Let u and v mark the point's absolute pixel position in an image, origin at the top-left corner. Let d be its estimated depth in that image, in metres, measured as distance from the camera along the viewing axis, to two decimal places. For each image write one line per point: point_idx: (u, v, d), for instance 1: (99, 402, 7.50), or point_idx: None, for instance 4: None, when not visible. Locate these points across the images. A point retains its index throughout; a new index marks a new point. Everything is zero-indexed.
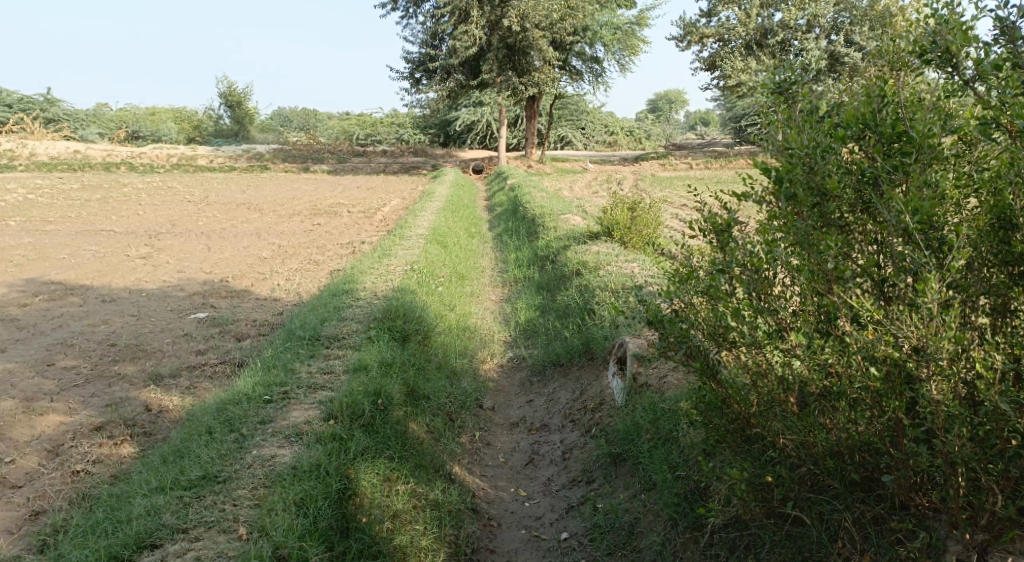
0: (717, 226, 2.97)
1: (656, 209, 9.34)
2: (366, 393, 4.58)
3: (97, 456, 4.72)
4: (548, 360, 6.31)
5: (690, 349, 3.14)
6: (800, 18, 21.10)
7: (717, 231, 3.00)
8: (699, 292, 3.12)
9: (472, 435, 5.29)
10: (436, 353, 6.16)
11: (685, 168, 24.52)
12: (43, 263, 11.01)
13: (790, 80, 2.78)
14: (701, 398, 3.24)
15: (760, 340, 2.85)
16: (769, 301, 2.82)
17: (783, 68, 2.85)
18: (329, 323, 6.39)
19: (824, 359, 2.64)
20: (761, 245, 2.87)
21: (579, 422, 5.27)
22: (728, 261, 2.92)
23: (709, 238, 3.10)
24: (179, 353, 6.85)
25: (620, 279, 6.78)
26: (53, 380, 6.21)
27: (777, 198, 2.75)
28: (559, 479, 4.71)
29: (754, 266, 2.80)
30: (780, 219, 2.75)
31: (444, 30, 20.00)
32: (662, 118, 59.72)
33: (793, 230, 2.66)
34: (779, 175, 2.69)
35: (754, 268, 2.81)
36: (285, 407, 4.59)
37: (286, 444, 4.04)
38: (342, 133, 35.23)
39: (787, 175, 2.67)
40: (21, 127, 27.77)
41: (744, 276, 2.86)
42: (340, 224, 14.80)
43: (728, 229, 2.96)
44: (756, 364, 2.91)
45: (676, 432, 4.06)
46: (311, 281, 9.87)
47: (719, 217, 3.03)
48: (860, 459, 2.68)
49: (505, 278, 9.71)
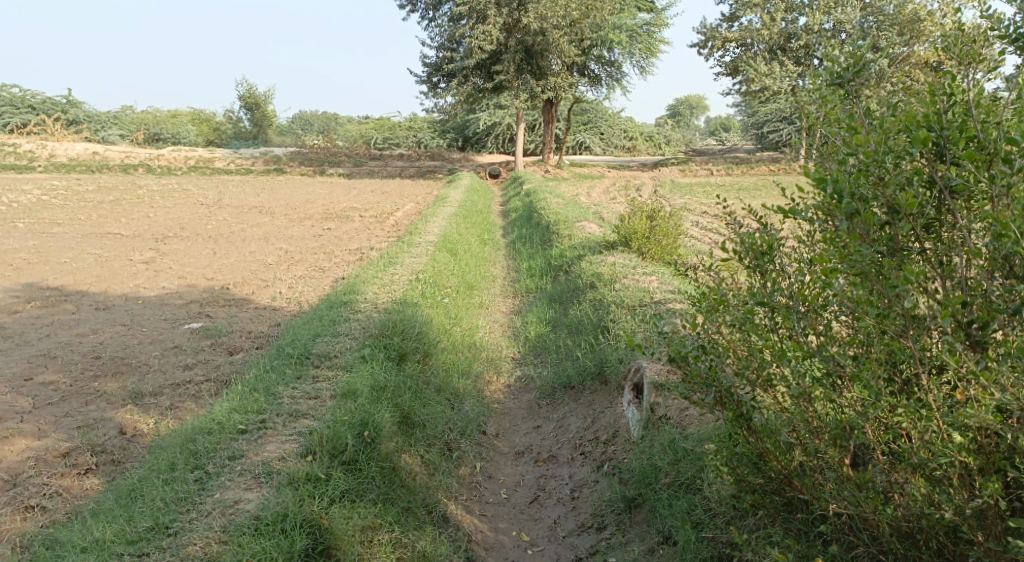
0: (755, 247, 2.43)
1: (676, 218, 8.80)
2: (350, 424, 4.10)
3: (55, 489, 4.26)
4: (559, 383, 5.82)
5: (719, 393, 2.60)
6: (826, 22, 20.51)
7: (754, 253, 2.46)
8: (731, 325, 2.58)
9: (471, 467, 4.80)
10: (435, 373, 5.67)
11: (705, 174, 24.01)
12: (43, 266, 10.65)
13: (851, 72, 2.25)
14: (732, 451, 2.70)
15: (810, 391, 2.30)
16: (824, 341, 2.27)
17: (835, 51, 2.31)
18: (321, 340, 5.91)
19: (893, 421, 2.09)
20: (814, 273, 2.32)
21: (591, 456, 4.75)
22: (769, 292, 2.39)
23: (741, 260, 2.57)
24: (165, 368, 6.40)
25: (637, 295, 6.27)
26: (27, 398, 5.78)
27: (833, 216, 2.19)
28: (566, 523, 4.17)
29: (805, 300, 2.27)
30: (836, 242, 2.20)
31: (461, 32, 19.59)
32: (682, 125, 59.18)
33: (857, 258, 2.09)
34: (834, 186, 2.13)
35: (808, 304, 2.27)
36: (259, 439, 4.12)
37: (254, 486, 3.60)
38: (360, 135, 34.91)
39: (850, 187, 2.09)
40: (42, 129, 27.67)
41: (791, 310, 2.33)
42: (351, 229, 14.38)
43: (769, 253, 2.42)
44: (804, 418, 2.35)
45: (702, 480, 3.55)
46: (314, 290, 9.42)
47: (756, 236, 2.50)
48: (939, 545, 2.13)
49: (515, 288, 9.22)
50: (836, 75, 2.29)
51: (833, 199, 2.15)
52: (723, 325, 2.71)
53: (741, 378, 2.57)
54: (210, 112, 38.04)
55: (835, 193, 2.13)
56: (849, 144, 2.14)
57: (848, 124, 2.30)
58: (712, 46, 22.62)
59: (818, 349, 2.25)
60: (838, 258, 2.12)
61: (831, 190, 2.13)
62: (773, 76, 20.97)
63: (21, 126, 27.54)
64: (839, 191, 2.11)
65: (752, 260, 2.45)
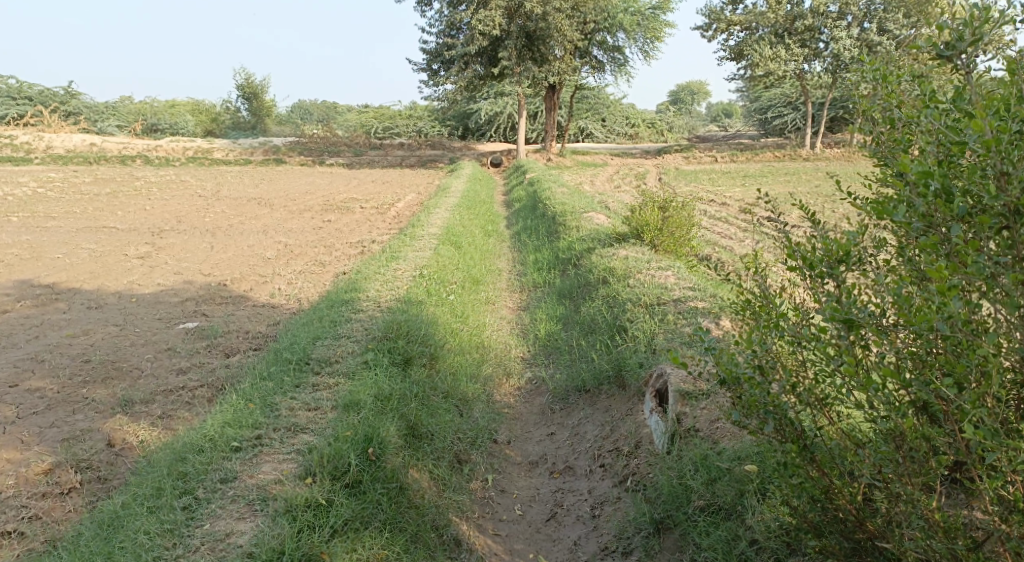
0: (831, 255, 2.25)
1: (689, 208, 8.42)
2: (353, 440, 3.82)
3: (34, 512, 3.97)
4: (572, 386, 5.49)
5: (781, 422, 2.33)
6: (831, 5, 20.31)
7: (829, 261, 2.26)
8: (799, 340, 2.30)
9: (484, 480, 4.48)
10: (442, 378, 5.33)
11: (710, 161, 23.62)
12: (36, 263, 10.29)
13: (964, 41, 2.08)
14: (797, 487, 2.41)
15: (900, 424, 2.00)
16: (916, 362, 1.98)
17: (946, 22, 2.16)
18: (321, 343, 5.57)
19: (1007, 464, 1.79)
20: (910, 284, 2.03)
21: (611, 468, 4.41)
22: (853, 307, 2.10)
23: (812, 269, 2.30)
24: (158, 373, 6.06)
25: (655, 292, 5.92)
26: (11, 406, 5.43)
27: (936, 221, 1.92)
28: (587, 545, 3.87)
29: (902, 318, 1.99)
30: (937, 251, 1.92)
31: (462, 18, 19.20)
32: (685, 111, 58.70)
33: (973, 267, 1.80)
34: (941, 184, 1.84)
35: (910, 325, 1.90)
36: (254, 458, 3.83)
37: (248, 515, 3.35)
38: (359, 124, 34.35)
39: (968, 183, 1.80)
40: (39, 120, 27.21)
41: (879, 327, 2.04)
42: (351, 221, 14.03)
43: (847, 261, 2.24)
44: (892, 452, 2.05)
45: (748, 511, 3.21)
46: (314, 286, 9.09)
47: (832, 242, 2.31)
48: None
49: (522, 282, 8.89)
50: (948, 43, 2.11)
51: (939, 197, 1.86)
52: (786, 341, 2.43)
53: (804, 402, 2.31)
54: (209, 103, 37.51)
55: (937, 191, 1.87)
56: (949, 141, 1.92)
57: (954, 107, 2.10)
58: (717, 29, 22.13)
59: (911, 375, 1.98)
60: (951, 271, 1.85)
61: (937, 187, 1.84)
62: (778, 60, 20.65)
63: (18, 117, 27.03)
64: (945, 189, 1.85)
65: (826, 268, 2.24)
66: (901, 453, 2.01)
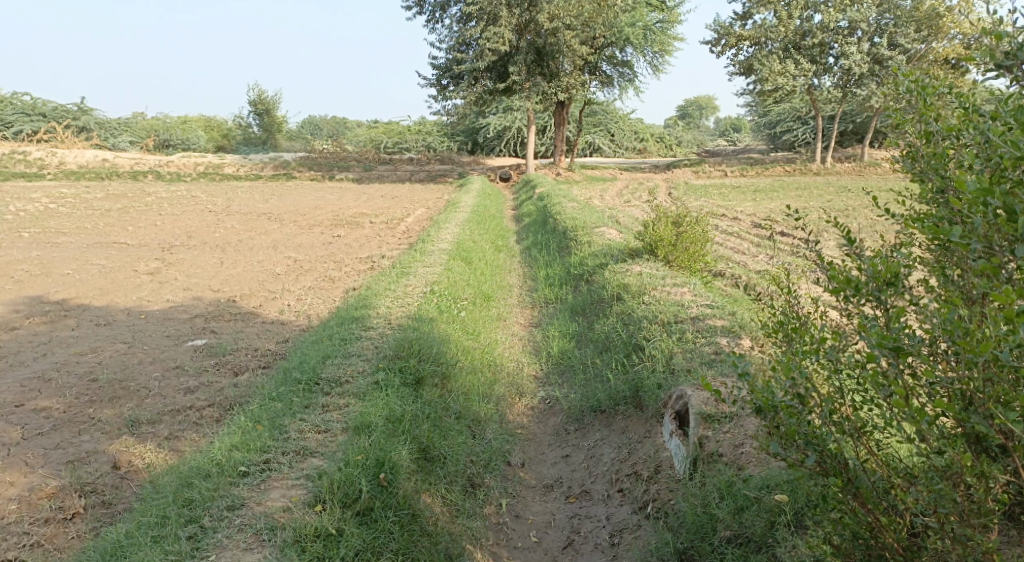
0: (879, 276, 2.17)
1: (703, 223, 8.26)
2: (364, 465, 3.71)
3: (36, 539, 3.87)
4: (587, 405, 5.34)
5: (822, 455, 2.23)
6: (841, 20, 20.25)
7: (876, 283, 2.19)
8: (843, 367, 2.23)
9: (498, 505, 4.34)
10: (455, 399, 5.20)
11: (720, 175, 23.50)
12: (45, 279, 10.24)
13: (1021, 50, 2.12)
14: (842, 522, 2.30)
15: (956, 457, 1.91)
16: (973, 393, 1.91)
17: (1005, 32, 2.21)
18: (331, 362, 5.43)
19: None
20: (964, 311, 1.97)
21: (629, 494, 4.26)
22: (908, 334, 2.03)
23: (859, 292, 2.23)
24: (166, 392, 5.95)
25: (672, 309, 5.77)
26: (17, 425, 5.33)
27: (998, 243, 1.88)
28: None
29: (958, 346, 1.91)
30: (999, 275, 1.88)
31: (471, 34, 19.20)
32: (694, 126, 58.69)
33: None
34: (1005, 203, 1.80)
35: (967, 352, 1.84)
36: (263, 484, 3.71)
37: (255, 544, 3.25)
38: (368, 138, 34.35)
39: None
40: (52, 136, 27.36)
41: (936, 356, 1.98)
42: (361, 236, 13.96)
43: (895, 283, 2.16)
44: (945, 489, 1.95)
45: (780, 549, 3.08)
46: (324, 302, 9.00)
47: (878, 264, 2.25)
48: None
49: (534, 298, 8.76)
50: (1009, 53, 2.18)
51: (1002, 216, 1.83)
52: (829, 368, 2.35)
53: (846, 434, 2.21)
54: (220, 119, 37.69)
55: (995, 211, 1.87)
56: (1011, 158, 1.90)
57: (1007, 121, 2.09)
58: (726, 44, 22.03)
59: (966, 408, 1.90)
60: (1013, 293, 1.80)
61: (999, 205, 1.80)
62: (788, 75, 20.57)
63: (31, 134, 27.19)
64: (1006, 208, 1.82)
65: (873, 290, 2.17)
66: (958, 493, 1.90)
